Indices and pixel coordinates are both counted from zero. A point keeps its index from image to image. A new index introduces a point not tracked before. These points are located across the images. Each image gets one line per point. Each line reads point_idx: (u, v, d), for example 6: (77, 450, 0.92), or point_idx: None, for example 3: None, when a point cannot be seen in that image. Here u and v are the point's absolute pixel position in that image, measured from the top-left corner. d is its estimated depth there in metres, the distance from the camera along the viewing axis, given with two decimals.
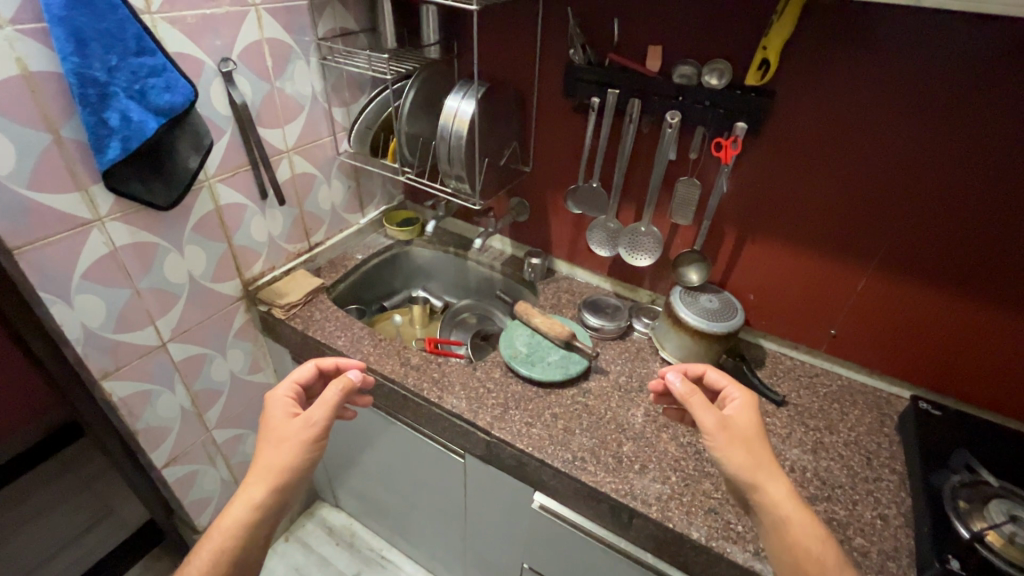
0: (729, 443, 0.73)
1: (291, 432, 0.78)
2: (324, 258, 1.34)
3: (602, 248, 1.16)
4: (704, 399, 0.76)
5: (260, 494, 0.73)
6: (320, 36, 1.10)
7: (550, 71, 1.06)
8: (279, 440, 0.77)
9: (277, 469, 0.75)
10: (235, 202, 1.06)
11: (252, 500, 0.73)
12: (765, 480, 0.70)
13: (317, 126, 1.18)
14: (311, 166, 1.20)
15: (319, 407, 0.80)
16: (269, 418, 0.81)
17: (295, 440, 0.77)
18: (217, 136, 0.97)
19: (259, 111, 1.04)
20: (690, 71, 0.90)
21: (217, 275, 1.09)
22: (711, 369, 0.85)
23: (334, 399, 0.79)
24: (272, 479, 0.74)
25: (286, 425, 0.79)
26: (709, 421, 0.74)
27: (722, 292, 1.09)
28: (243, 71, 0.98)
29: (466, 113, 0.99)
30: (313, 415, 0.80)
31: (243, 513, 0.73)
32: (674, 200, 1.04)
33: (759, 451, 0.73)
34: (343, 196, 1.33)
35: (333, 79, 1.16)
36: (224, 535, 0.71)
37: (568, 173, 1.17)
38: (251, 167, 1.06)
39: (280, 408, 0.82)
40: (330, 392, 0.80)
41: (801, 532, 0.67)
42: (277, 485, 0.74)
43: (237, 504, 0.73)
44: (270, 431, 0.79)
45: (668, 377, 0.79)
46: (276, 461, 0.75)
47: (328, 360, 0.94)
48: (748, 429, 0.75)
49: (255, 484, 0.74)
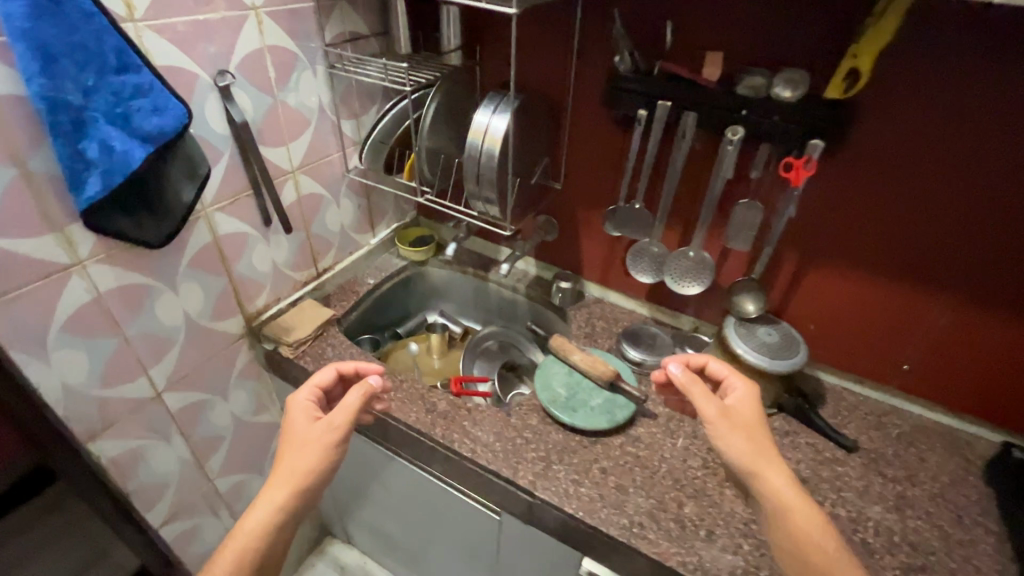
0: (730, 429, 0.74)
1: (313, 436, 0.78)
2: (333, 284, 1.22)
3: (644, 274, 1.05)
4: (705, 388, 0.77)
5: (285, 495, 0.73)
6: (328, 42, 0.97)
7: (588, 79, 0.95)
8: (302, 444, 0.77)
9: (301, 470, 0.75)
10: (236, 230, 0.94)
11: (276, 499, 0.73)
12: (765, 466, 0.71)
13: (324, 142, 1.06)
14: (319, 186, 1.08)
15: (342, 411, 0.80)
16: (290, 418, 0.82)
17: (319, 441, 0.77)
18: (215, 159, 0.85)
19: (261, 129, 0.91)
20: (759, 82, 0.78)
21: (217, 314, 0.96)
22: (714, 358, 0.84)
23: (356, 403, 0.80)
24: (296, 480, 0.74)
25: (308, 428, 0.79)
26: (708, 409, 0.76)
27: (781, 323, 0.98)
28: (241, 85, 0.86)
29: (499, 129, 0.87)
30: (335, 418, 0.80)
31: (267, 512, 0.72)
32: (730, 224, 0.92)
33: (759, 439, 0.74)
34: (353, 216, 1.22)
35: (341, 89, 1.04)
36: (248, 536, 0.71)
37: (605, 191, 1.06)
38: (253, 192, 0.94)
39: (301, 412, 0.82)
40: (352, 397, 0.81)
41: (813, 529, 0.66)
42: (300, 484, 0.74)
43: (262, 504, 0.73)
44: (292, 433, 0.80)
45: (669, 368, 0.81)
46: (300, 461, 0.76)
47: (347, 365, 0.91)
48: (748, 419, 0.77)
49: (280, 484, 0.74)
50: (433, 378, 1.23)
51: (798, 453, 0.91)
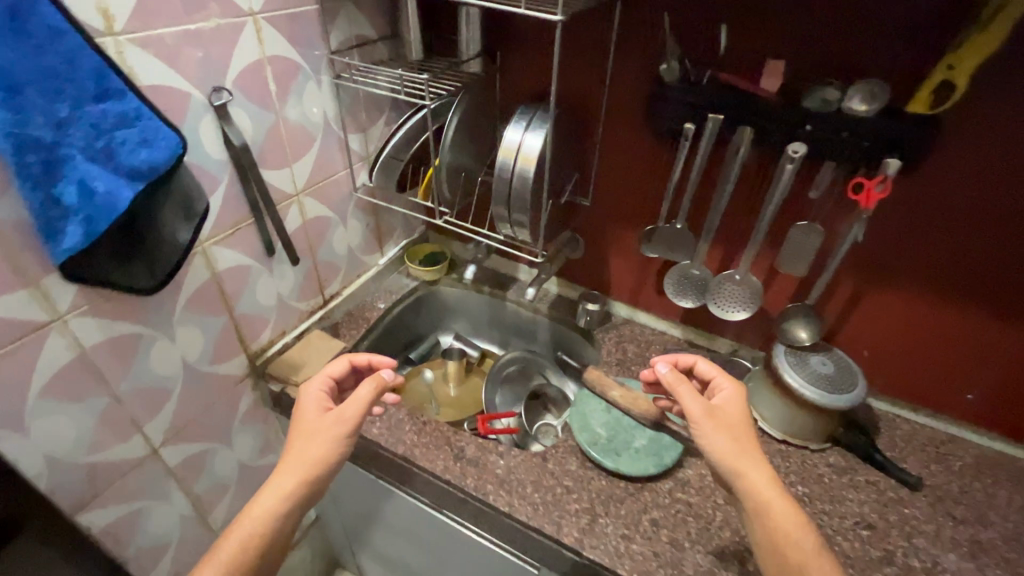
0: (713, 428, 0.72)
1: (322, 427, 0.71)
2: (341, 311, 1.13)
3: (685, 300, 0.96)
4: (691, 388, 0.75)
5: (292, 483, 0.67)
6: (333, 50, 0.87)
7: (624, 88, 0.85)
8: (310, 433, 0.71)
9: (311, 460, 0.68)
10: (237, 264, 0.84)
11: (285, 488, 0.67)
12: (747, 464, 0.68)
13: (329, 160, 0.95)
14: (324, 207, 0.98)
15: (353, 403, 0.73)
16: (301, 410, 0.74)
17: (330, 430, 0.71)
18: (211, 187, 0.75)
19: (261, 150, 0.81)
20: (832, 94, 0.69)
21: (217, 356, 0.87)
22: (704, 360, 0.82)
23: (368, 397, 0.73)
24: (305, 470, 0.68)
25: (319, 420, 0.72)
26: (691, 405, 0.74)
27: (835, 350, 0.90)
28: (239, 102, 0.75)
29: (534, 147, 0.77)
30: (346, 410, 0.73)
31: (274, 501, 0.67)
32: (785, 248, 0.84)
33: (743, 439, 0.71)
34: (361, 236, 1.11)
35: (348, 101, 0.94)
36: (254, 526, 0.65)
37: (640, 209, 0.97)
38: (255, 220, 0.84)
39: (313, 401, 0.76)
40: (363, 393, 0.73)
41: (794, 527, 0.64)
42: (308, 472, 0.68)
43: (269, 491, 0.67)
44: (301, 423, 0.73)
45: (657, 367, 0.79)
46: (310, 451, 0.69)
47: (360, 358, 0.83)
48: (733, 418, 0.74)
49: (287, 474, 0.67)
50: (453, 410, 1.14)
51: (859, 494, 0.84)
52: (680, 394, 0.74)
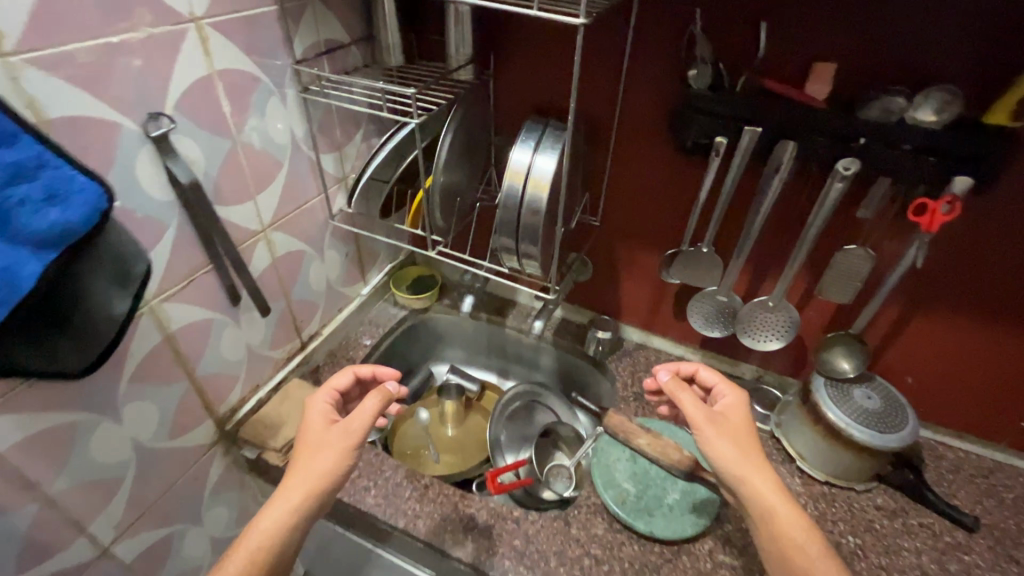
0: (717, 434, 0.68)
1: (331, 437, 0.65)
2: (322, 352, 1.00)
3: (710, 329, 0.86)
4: (692, 394, 0.73)
5: (299, 497, 0.61)
6: (298, 59, 0.73)
7: (642, 96, 0.74)
8: (316, 447, 0.64)
9: (319, 474, 0.62)
10: (196, 319, 0.71)
11: (292, 501, 0.61)
12: (750, 467, 0.65)
13: (300, 186, 0.82)
14: (297, 240, 0.85)
15: (360, 415, 0.67)
16: (306, 422, 0.68)
17: (337, 442, 0.65)
18: (156, 235, 0.61)
19: (217, 184, 0.67)
20: (899, 104, 0.60)
21: (177, 426, 0.73)
22: (703, 368, 0.78)
23: (375, 410, 0.67)
24: (313, 484, 0.62)
25: (324, 433, 0.66)
26: (692, 411, 0.71)
27: (877, 379, 0.81)
28: (184, 129, 0.61)
29: (546, 170, 0.65)
30: (352, 424, 0.67)
31: (282, 518, 0.60)
32: (829, 273, 0.74)
33: (747, 445, 0.68)
34: (340, 267, 0.98)
35: (318, 117, 0.80)
36: (259, 550, 0.58)
37: (658, 229, 0.86)
38: (214, 267, 0.70)
39: (318, 413, 0.70)
40: (368, 407, 0.67)
41: (798, 532, 0.62)
42: (314, 486, 0.62)
43: (278, 505, 0.60)
44: (306, 436, 0.66)
45: (658, 376, 0.77)
46: (318, 463, 0.63)
47: (365, 371, 0.78)
48: (738, 426, 0.70)
49: (294, 489, 0.61)
50: (451, 455, 1.02)
51: (914, 541, 0.77)
52: (681, 401, 0.72)
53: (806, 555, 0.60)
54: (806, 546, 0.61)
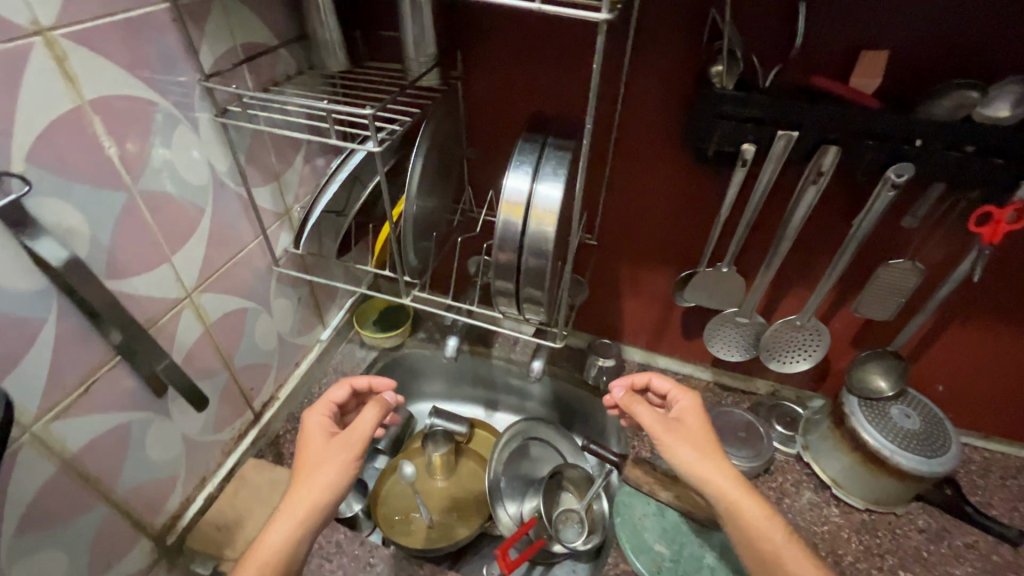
0: (675, 441, 0.61)
1: (330, 451, 0.60)
2: (283, 418, 0.84)
3: (730, 352, 0.78)
4: (647, 403, 0.65)
5: (302, 512, 0.56)
6: (208, 73, 0.55)
7: (649, 98, 0.62)
8: (314, 461, 0.60)
9: (319, 489, 0.57)
10: (107, 429, 0.54)
11: (296, 517, 0.56)
12: (711, 468, 0.59)
13: (231, 232, 0.65)
14: (235, 298, 0.68)
15: (359, 426, 0.62)
16: (305, 436, 0.63)
17: (338, 453, 0.60)
18: (27, 339, 0.45)
19: (113, 251, 0.50)
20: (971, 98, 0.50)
21: (99, 561, 0.57)
22: (653, 375, 0.70)
23: (373, 421, 0.63)
24: (314, 499, 0.57)
25: (323, 447, 0.61)
26: (649, 421, 0.63)
27: (911, 394, 0.74)
28: (50, 189, 0.44)
29: (550, 199, 0.51)
30: (351, 436, 0.62)
31: (284, 535, 0.55)
32: (869, 289, 0.65)
33: (707, 448, 0.61)
34: (292, 316, 0.82)
35: (245, 144, 0.63)
36: (268, 564, 0.53)
37: (666, 248, 0.75)
38: (125, 359, 0.53)
39: (317, 425, 0.64)
40: (367, 420, 0.63)
41: (773, 530, 0.56)
42: (316, 501, 0.57)
43: (281, 523, 0.55)
44: (303, 451, 0.61)
45: (613, 393, 0.69)
46: (317, 479, 0.58)
47: (362, 382, 0.70)
48: (696, 431, 0.62)
49: (297, 505, 0.56)
50: (444, 515, 0.88)
51: (965, 566, 0.71)
52: (636, 413, 0.64)
53: (778, 552, 0.55)
54: (776, 541, 0.55)
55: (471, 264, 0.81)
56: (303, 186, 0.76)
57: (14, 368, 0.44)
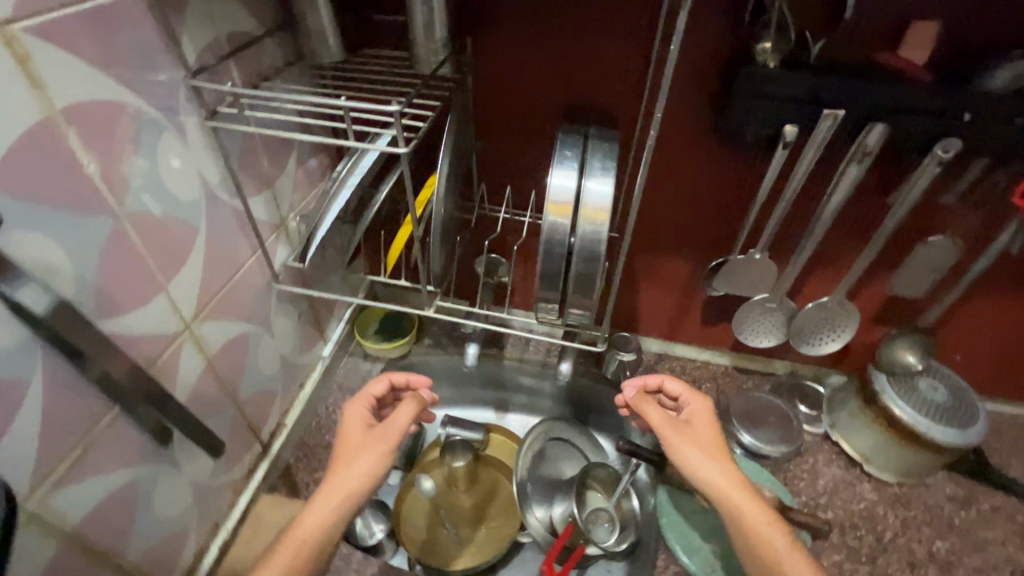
0: (681, 443, 0.59)
1: (367, 443, 0.58)
2: (292, 446, 0.77)
3: (762, 338, 0.76)
4: (655, 404, 0.63)
5: (339, 498, 0.55)
6: (194, 70, 0.48)
7: (681, 76, 0.58)
8: (352, 450, 0.58)
9: (352, 479, 0.55)
10: (109, 491, 0.47)
11: (333, 503, 0.55)
12: (715, 469, 0.57)
13: (228, 249, 0.57)
14: (237, 323, 0.61)
15: (396, 420, 0.60)
16: (343, 425, 0.62)
17: (375, 444, 0.58)
18: (13, 405, 0.37)
19: (101, 286, 0.43)
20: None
21: None
22: (666, 377, 0.68)
23: (409, 417, 0.61)
24: (348, 488, 0.55)
25: (360, 438, 0.59)
26: (657, 420, 0.61)
27: (939, 368, 0.75)
28: (22, 221, 0.36)
29: (602, 195, 0.47)
30: (388, 429, 0.60)
31: (319, 523, 0.54)
32: (904, 267, 0.65)
33: (715, 451, 0.58)
34: (294, 334, 0.75)
35: (236, 149, 0.55)
36: (305, 543, 0.52)
37: (692, 236, 0.72)
38: (126, 410, 0.46)
39: (356, 415, 0.62)
40: (403, 417, 0.61)
41: (775, 535, 0.53)
42: (353, 488, 0.55)
43: (321, 506, 0.54)
44: (341, 440, 0.60)
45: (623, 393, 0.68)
46: (350, 470, 0.56)
47: (401, 379, 0.68)
48: (704, 433, 0.60)
49: (331, 491, 0.55)
50: (473, 529, 0.84)
51: (995, 530, 0.72)
52: (645, 411, 0.62)
53: (779, 559, 0.52)
54: (776, 546, 0.53)
55: (478, 264, 0.77)
56: (298, 191, 0.68)
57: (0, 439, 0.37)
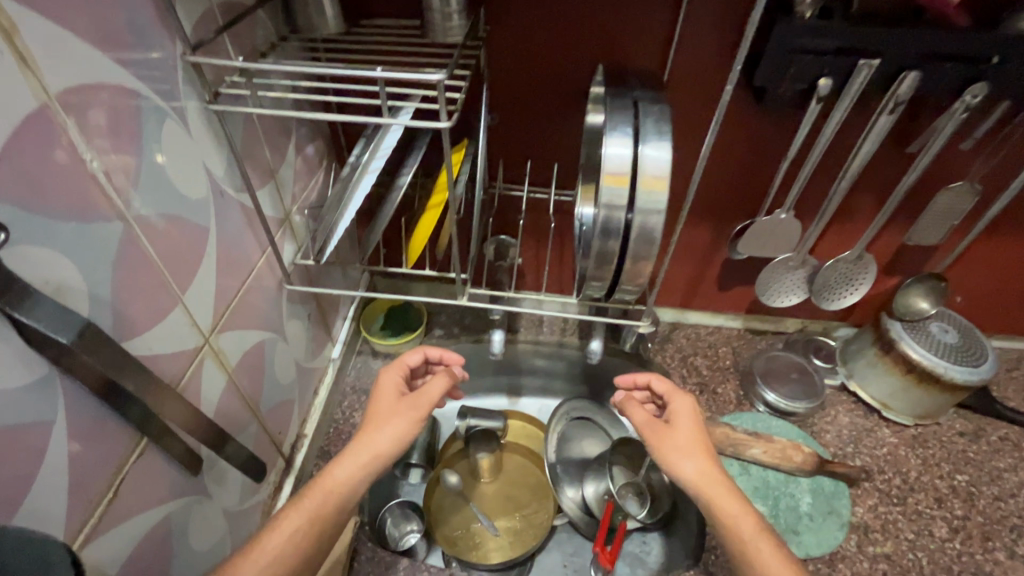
0: (658, 444, 0.54)
1: (400, 410, 0.54)
2: (313, 457, 0.72)
3: (787, 297, 0.79)
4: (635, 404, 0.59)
5: (368, 457, 0.51)
6: (190, 46, 0.41)
7: (710, 33, 0.55)
8: (383, 414, 0.54)
9: (382, 439, 0.52)
10: (145, 532, 0.41)
11: (361, 460, 0.50)
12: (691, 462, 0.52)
13: (238, 250, 0.51)
14: (254, 329, 0.55)
15: (428, 391, 0.56)
16: (375, 391, 0.58)
17: (406, 410, 0.54)
18: (38, 452, 0.32)
19: (115, 303, 0.37)
20: None
21: None
22: (653, 375, 0.63)
23: (439, 390, 0.56)
24: (380, 448, 0.51)
25: (394, 403, 0.55)
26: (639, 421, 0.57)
27: (947, 312, 0.77)
28: (25, 234, 0.30)
29: (659, 162, 0.45)
30: (421, 398, 0.56)
31: (350, 480, 0.50)
32: (926, 215, 0.67)
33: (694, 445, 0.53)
34: (305, 339, 0.69)
35: (238, 137, 0.49)
36: (332, 494, 0.48)
37: (713, 201, 0.70)
38: (157, 440, 0.41)
39: (391, 379, 0.59)
40: (436, 389, 0.56)
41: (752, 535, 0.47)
42: (383, 449, 0.51)
43: (349, 460, 0.50)
44: (372, 404, 0.56)
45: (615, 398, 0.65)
46: (382, 431, 0.52)
47: (436, 353, 0.65)
48: (683, 431, 0.54)
49: (359, 448, 0.51)
50: (507, 519, 0.82)
51: (1006, 458, 0.77)
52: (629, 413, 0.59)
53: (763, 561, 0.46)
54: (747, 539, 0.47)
55: (490, 247, 0.73)
56: (298, 182, 0.62)
57: (28, 493, 0.31)
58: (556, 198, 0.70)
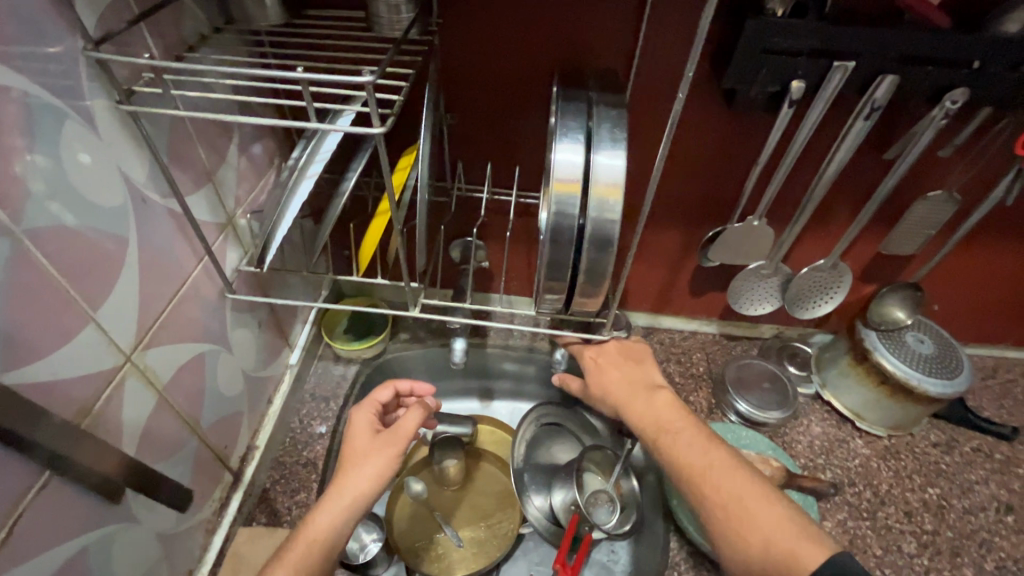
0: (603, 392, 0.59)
1: (380, 450, 0.51)
2: (267, 469, 0.69)
3: (761, 305, 0.77)
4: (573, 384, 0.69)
5: (349, 499, 0.48)
6: (94, 39, 0.38)
7: (677, 29, 0.51)
8: (360, 454, 0.52)
9: (362, 478, 0.49)
10: (55, 568, 0.39)
11: (342, 503, 0.48)
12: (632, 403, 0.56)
13: (168, 260, 0.48)
14: (191, 341, 0.52)
15: (404, 424, 0.54)
16: (350, 434, 0.55)
17: (385, 448, 0.51)
18: None
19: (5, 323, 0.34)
20: None
21: None
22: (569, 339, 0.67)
23: (415, 423, 0.54)
24: (362, 489, 0.49)
25: (371, 442, 0.53)
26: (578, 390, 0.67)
27: (921, 321, 0.75)
28: None
29: (614, 170, 0.42)
30: (399, 432, 0.53)
31: (333, 528, 0.47)
32: (903, 224, 0.65)
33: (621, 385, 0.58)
34: (255, 347, 0.66)
35: (163, 138, 0.45)
36: (316, 541, 0.46)
37: (684, 206, 0.67)
38: (63, 472, 0.37)
39: (364, 416, 0.56)
40: (411, 422, 0.54)
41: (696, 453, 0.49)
42: (364, 490, 0.49)
43: (329, 506, 0.48)
44: (347, 448, 0.53)
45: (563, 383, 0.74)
46: (363, 472, 0.50)
47: (406, 387, 0.62)
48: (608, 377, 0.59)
49: (340, 493, 0.48)
50: (473, 528, 0.80)
51: (978, 469, 0.75)
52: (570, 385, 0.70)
53: (708, 469, 0.48)
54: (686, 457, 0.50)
55: (454, 250, 0.70)
56: (242, 184, 0.58)
57: None
58: (519, 200, 0.67)
